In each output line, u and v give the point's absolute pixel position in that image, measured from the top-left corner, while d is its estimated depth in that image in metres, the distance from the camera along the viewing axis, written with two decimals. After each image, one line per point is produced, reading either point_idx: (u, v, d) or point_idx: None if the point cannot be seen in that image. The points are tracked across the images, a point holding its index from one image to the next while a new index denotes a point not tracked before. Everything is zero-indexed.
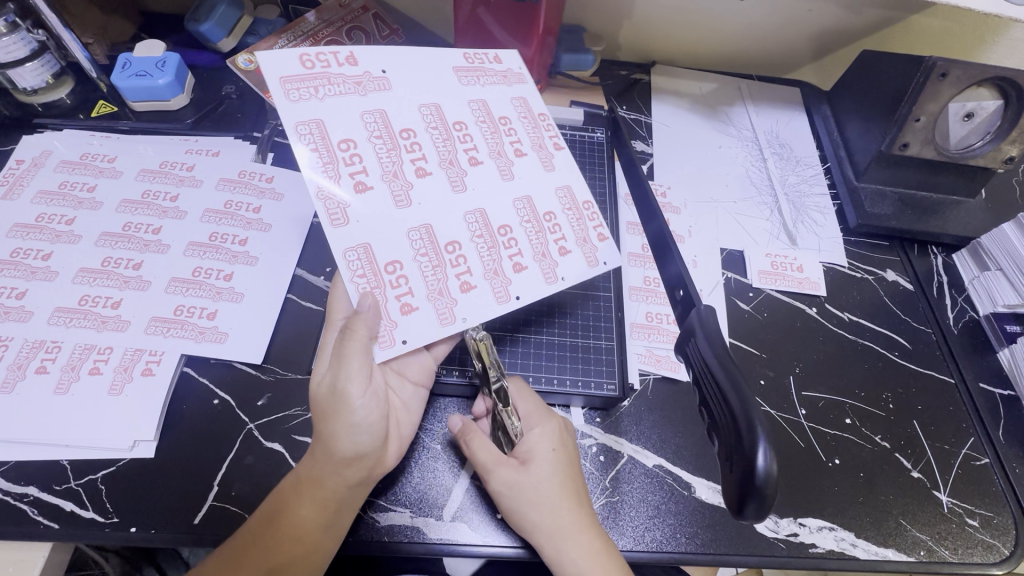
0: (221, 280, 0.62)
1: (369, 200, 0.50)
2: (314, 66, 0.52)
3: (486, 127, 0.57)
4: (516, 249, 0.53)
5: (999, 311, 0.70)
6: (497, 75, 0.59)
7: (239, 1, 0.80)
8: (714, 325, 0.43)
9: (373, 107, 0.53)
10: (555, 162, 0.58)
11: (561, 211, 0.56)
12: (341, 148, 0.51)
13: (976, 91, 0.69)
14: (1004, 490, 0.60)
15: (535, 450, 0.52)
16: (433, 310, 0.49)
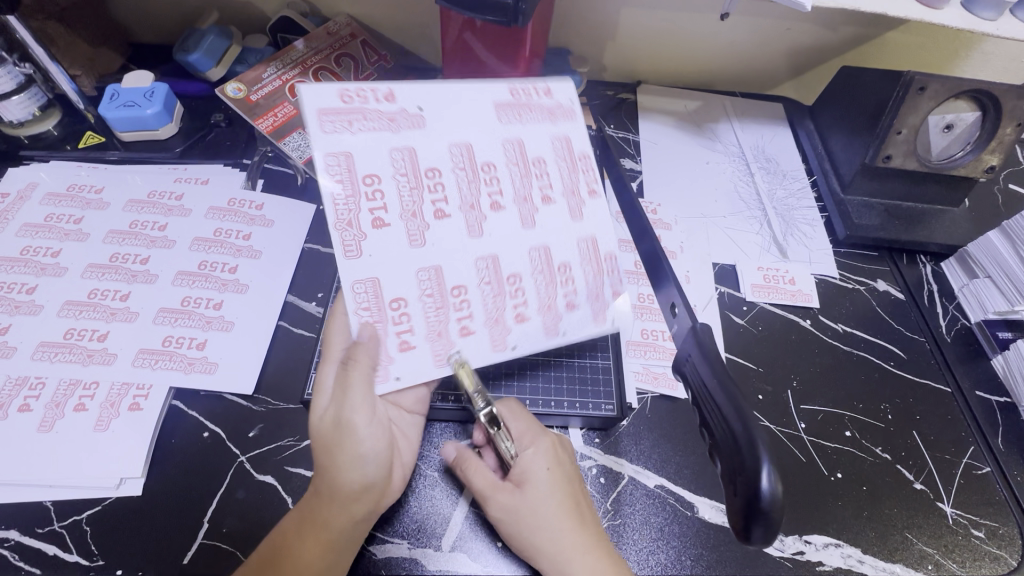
0: (211, 309, 0.61)
1: (384, 236, 0.50)
2: (352, 101, 0.51)
3: (518, 169, 0.55)
4: (521, 299, 0.53)
5: (990, 318, 0.71)
6: (544, 112, 0.57)
7: (228, 31, 0.81)
8: (711, 344, 0.43)
9: (402, 145, 0.51)
10: (585, 211, 0.56)
11: (578, 263, 0.55)
12: (369, 185, 0.50)
13: (954, 103, 0.72)
14: (1008, 499, 0.60)
15: (530, 472, 0.51)
16: (431, 351, 0.50)
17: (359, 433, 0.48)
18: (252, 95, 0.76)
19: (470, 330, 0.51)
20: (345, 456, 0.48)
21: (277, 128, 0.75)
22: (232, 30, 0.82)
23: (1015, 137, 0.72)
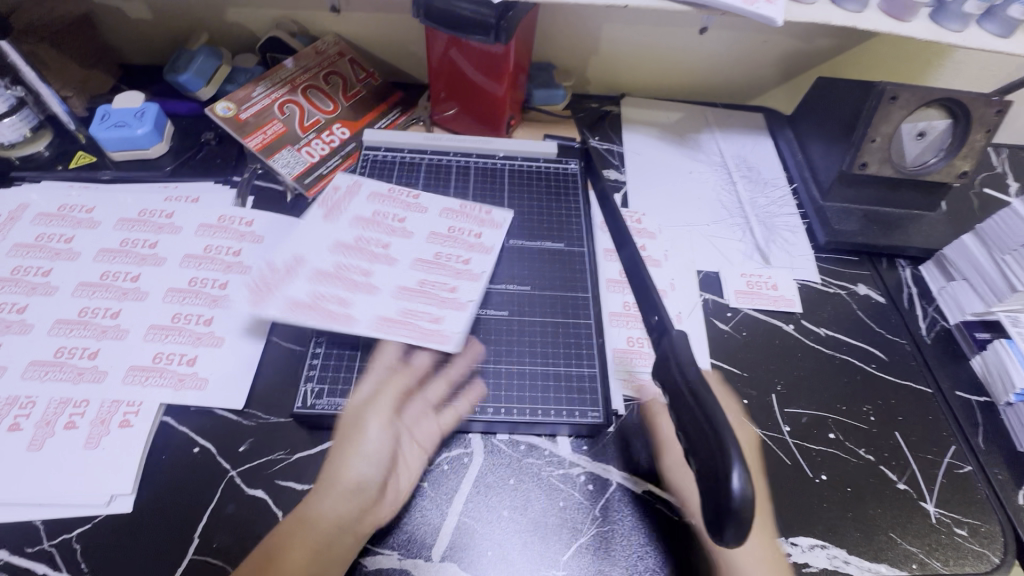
0: (201, 325, 0.62)
1: (359, 304, 0.62)
2: (258, 278, 0.64)
3: (376, 225, 0.70)
4: (456, 254, 0.68)
5: (968, 319, 0.72)
6: (346, 191, 0.72)
7: (217, 52, 0.83)
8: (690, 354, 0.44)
9: (273, 265, 0.64)
10: (424, 202, 0.73)
11: (454, 221, 0.72)
12: (317, 295, 0.62)
13: (925, 112, 0.75)
14: (990, 497, 0.61)
15: (739, 431, 0.59)
16: (453, 310, 0.63)
17: (366, 435, 0.56)
18: (241, 114, 0.77)
19: (456, 288, 0.65)
20: (349, 454, 0.55)
21: (267, 145, 0.76)
22: (222, 51, 0.84)
23: (984, 143, 0.74)
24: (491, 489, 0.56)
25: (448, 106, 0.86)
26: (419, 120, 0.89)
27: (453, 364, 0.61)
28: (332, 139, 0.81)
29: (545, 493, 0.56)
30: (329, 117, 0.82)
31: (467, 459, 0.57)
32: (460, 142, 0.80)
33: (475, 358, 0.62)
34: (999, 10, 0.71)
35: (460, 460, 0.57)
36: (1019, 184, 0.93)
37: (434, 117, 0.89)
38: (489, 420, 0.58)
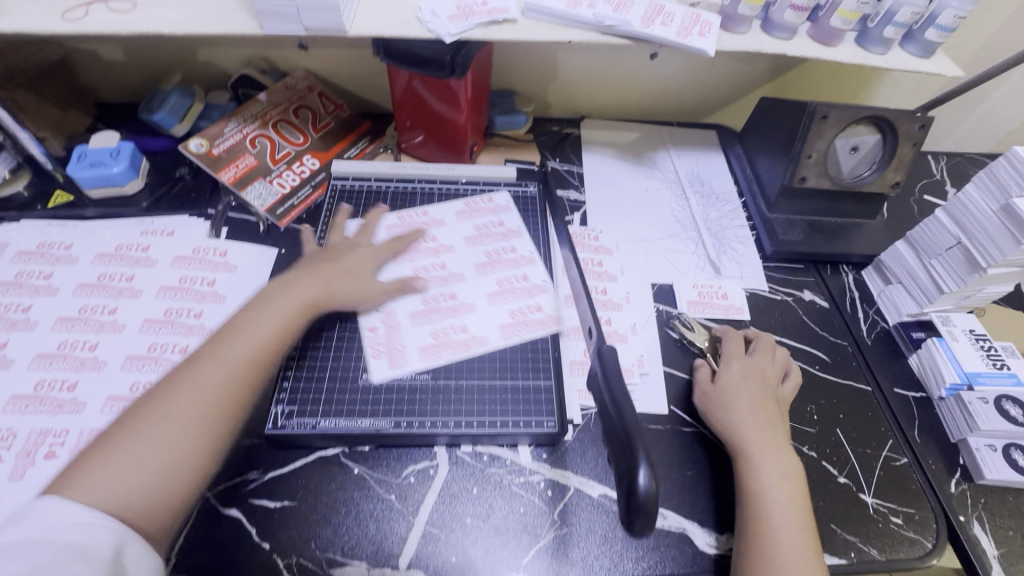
0: (177, 353, 0.65)
1: (478, 324, 0.69)
2: (378, 346, 0.66)
3: (433, 253, 0.76)
4: (509, 249, 0.77)
5: (905, 320, 0.77)
6: (487, 212, 0.81)
7: (191, 90, 0.87)
8: (613, 362, 0.48)
9: (388, 318, 0.68)
10: (498, 205, 0.83)
11: (484, 221, 0.80)
12: (436, 333, 0.67)
13: (856, 129, 0.80)
14: (924, 486, 0.65)
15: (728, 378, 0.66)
16: (542, 292, 0.73)
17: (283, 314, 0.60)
18: (214, 149, 0.81)
19: (526, 274, 0.74)
20: (255, 322, 0.59)
21: (239, 178, 0.80)
22: (195, 89, 0.88)
23: (913, 155, 0.80)
24: (455, 499, 0.59)
25: (413, 134, 0.90)
26: (387, 147, 0.93)
27: (416, 383, 0.64)
28: (303, 170, 0.85)
29: (506, 500, 0.59)
30: (300, 149, 0.86)
31: (432, 471, 0.61)
32: (424, 168, 0.85)
33: (436, 376, 0.65)
34: (918, 33, 0.77)
35: (426, 472, 0.61)
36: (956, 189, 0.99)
37: (401, 145, 0.93)
38: (453, 434, 0.61)
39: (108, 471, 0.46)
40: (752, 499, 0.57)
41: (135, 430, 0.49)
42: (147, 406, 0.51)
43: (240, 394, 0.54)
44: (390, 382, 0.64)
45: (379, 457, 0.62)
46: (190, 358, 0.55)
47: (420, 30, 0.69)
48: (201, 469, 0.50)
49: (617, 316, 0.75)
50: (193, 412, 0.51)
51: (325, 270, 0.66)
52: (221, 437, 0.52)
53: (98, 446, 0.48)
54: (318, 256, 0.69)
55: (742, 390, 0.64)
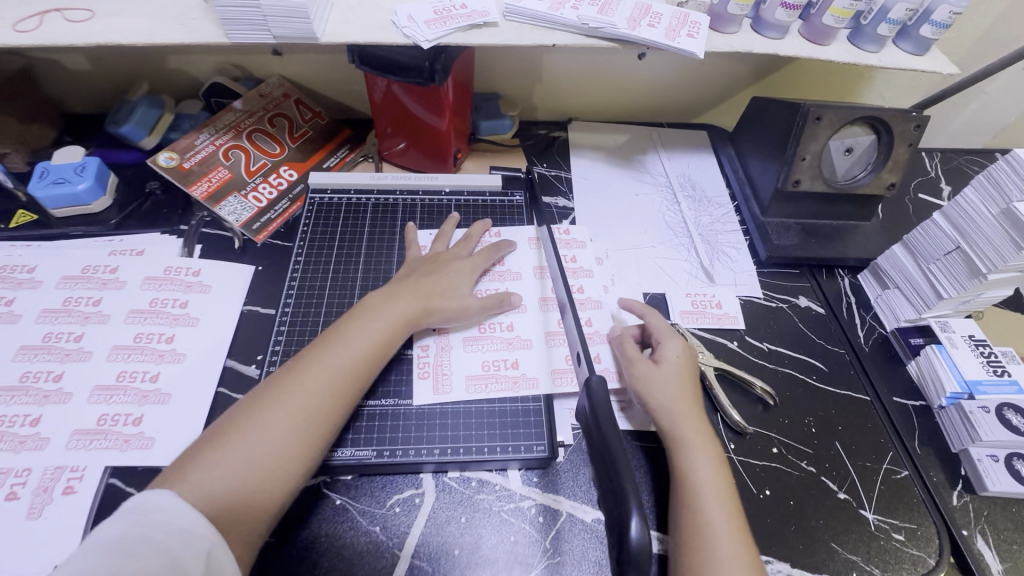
0: (147, 382, 0.62)
1: (529, 359, 0.67)
2: (426, 367, 0.65)
3: (498, 277, 0.75)
4: (584, 274, 0.78)
5: (903, 325, 0.75)
6: (565, 241, 0.81)
7: (160, 101, 0.83)
8: (605, 401, 0.46)
9: (438, 344, 0.67)
10: (580, 235, 0.82)
11: (569, 250, 0.80)
12: (487, 363, 0.66)
13: (850, 129, 0.78)
14: (926, 500, 0.63)
15: (666, 354, 0.64)
16: (594, 310, 0.74)
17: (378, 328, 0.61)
18: (185, 163, 0.77)
19: (583, 287, 0.76)
20: (345, 335, 0.60)
21: (212, 193, 0.77)
22: (163, 100, 0.84)
23: (908, 156, 0.78)
24: (442, 529, 0.56)
25: (394, 140, 0.87)
26: (368, 157, 0.89)
27: (401, 409, 0.62)
28: (280, 181, 0.82)
29: (495, 529, 0.57)
30: (276, 159, 0.83)
31: (418, 500, 0.58)
32: (405, 179, 0.82)
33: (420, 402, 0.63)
34: (911, 30, 0.75)
35: (411, 501, 0.58)
36: (951, 186, 0.97)
37: (382, 152, 0.89)
38: (438, 461, 0.59)
39: (223, 462, 0.49)
40: (685, 486, 0.55)
41: (245, 426, 0.52)
42: (258, 403, 0.54)
43: (337, 406, 0.56)
44: (438, 407, 0.63)
45: (361, 487, 0.59)
46: (297, 361, 0.58)
47: (397, 36, 0.65)
48: (300, 471, 0.52)
49: (606, 324, 0.73)
50: (298, 417, 0.53)
51: (423, 284, 0.67)
52: (319, 444, 0.54)
53: (215, 436, 0.51)
54: (416, 270, 0.69)
55: (679, 368, 0.63)
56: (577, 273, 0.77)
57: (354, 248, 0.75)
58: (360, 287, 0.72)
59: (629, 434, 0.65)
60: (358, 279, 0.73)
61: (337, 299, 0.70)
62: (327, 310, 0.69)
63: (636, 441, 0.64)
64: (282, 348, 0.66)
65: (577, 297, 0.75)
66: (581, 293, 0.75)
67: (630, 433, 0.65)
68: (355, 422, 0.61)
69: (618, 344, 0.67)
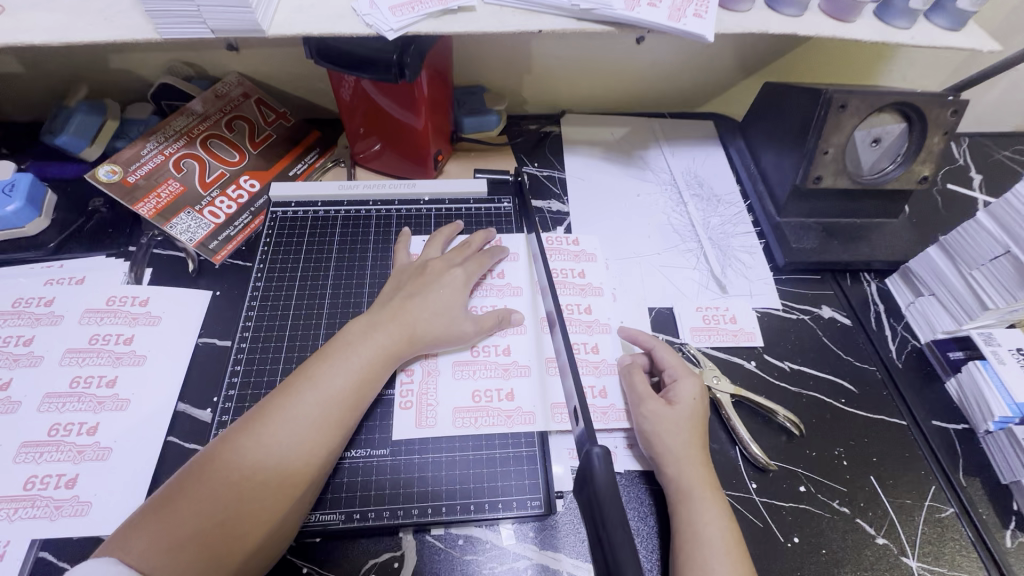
0: (84, 435, 0.54)
1: (524, 391, 0.59)
2: (409, 396, 0.58)
3: (495, 289, 0.66)
4: (589, 287, 0.70)
5: (940, 338, 0.67)
6: (570, 255, 0.72)
7: (101, 107, 0.74)
8: (609, 483, 0.38)
9: (423, 368, 0.59)
10: (584, 245, 0.74)
11: (573, 263, 0.72)
12: (478, 393, 0.58)
13: (878, 118, 0.69)
14: (975, 542, 0.56)
15: (680, 394, 0.57)
16: (599, 333, 0.66)
17: (356, 366, 0.53)
18: (129, 177, 0.68)
19: (591, 306, 0.68)
20: (318, 375, 0.51)
21: (162, 210, 0.68)
22: (107, 105, 0.75)
23: (942, 146, 0.69)
24: None
25: (368, 142, 0.77)
26: (339, 161, 0.81)
27: (374, 462, 0.54)
28: (239, 193, 0.73)
29: None
30: (235, 169, 0.74)
31: (397, 565, 0.50)
32: (379, 188, 0.74)
33: (398, 450, 0.55)
34: (947, 3, 0.66)
35: (388, 567, 0.50)
36: (983, 176, 0.88)
37: (355, 156, 0.80)
38: (416, 522, 0.51)
39: (167, 535, 0.41)
40: (688, 543, 0.48)
41: (195, 490, 0.44)
42: (211, 461, 0.45)
43: (310, 463, 0.47)
44: (418, 450, 0.55)
45: (331, 551, 0.51)
46: (258, 407, 0.49)
47: (356, 26, 0.56)
48: (262, 542, 0.44)
49: (610, 345, 0.65)
50: (260, 477, 0.45)
51: (409, 306, 0.58)
52: (285, 509, 0.45)
53: (159, 502, 0.43)
54: (402, 287, 0.61)
55: (694, 413, 0.56)
56: (585, 291, 0.69)
57: (321, 268, 0.67)
58: (327, 313, 0.64)
59: (640, 476, 0.57)
60: (325, 303, 0.64)
61: (302, 328, 0.62)
62: (290, 342, 0.61)
63: (647, 483, 0.56)
64: (238, 390, 0.58)
65: (582, 318, 0.67)
66: (588, 314, 0.67)
67: (641, 474, 0.57)
68: (333, 480, 0.53)
69: (626, 375, 0.60)
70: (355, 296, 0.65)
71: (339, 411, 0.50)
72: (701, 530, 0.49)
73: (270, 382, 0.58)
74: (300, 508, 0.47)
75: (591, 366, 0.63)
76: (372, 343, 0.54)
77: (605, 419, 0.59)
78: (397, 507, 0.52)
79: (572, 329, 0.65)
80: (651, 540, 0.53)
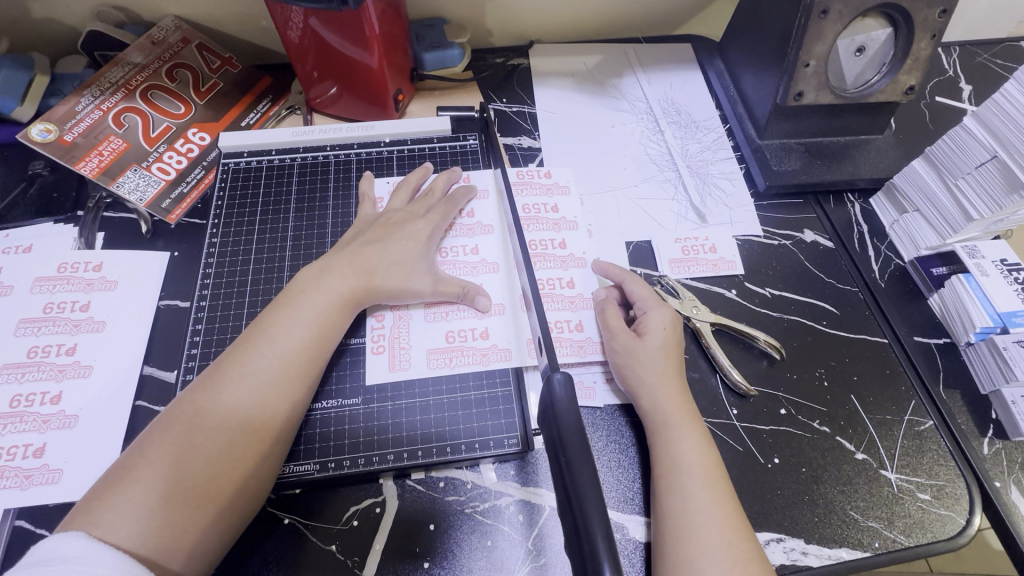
0: (48, 404, 0.53)
1: (498, 329, 0.57)
2: (381, 340, 0.56)
3: (463, 229, 0.64)
4: (562, 220, 0.67)
5: (923, 254, 0.66)
6: (543, 189, 0.70)
7: (28, 61, 0.68)
8: (571, 410, 0.39)
9: (391, 313, 0.57)
10: (556, 179, 0.70)
11: (545, 198, 0.69)
12: (452, 334, 0.57)
13: (862, 24, 0.65)
14: (953, 452, 0.56)
15: (651, 326, 0.55)
16: (575, 266, 0.64)
17: (314, 313, 0.51)
18: (66, 135, 0.64)
19: (565, 240, 0.66)
20: (274, 328, 0.49)
21: (106, 168, 0.64)
22: (34, 59, 0.69)
23: (930, 51, 0.65)
24: (408, 536, 0.49)
25: (324, 86, 0.72)
26: (294, 108, 0.75)
27: (346, 412, 0.53)
28: (189, 147, 0.69)
29: (468, 535, 0.49)
30: (181, 121, 0.69)
31: (378, 510, 0.50)
32: (335, 131, 0.69)
33: (370, 399, 0.54)
34: None
35: (371, 513, 0.50)
36: (973, 86, 0.84)
37: (311, 102, 0.75)
38: (393, 468, 0.51)
39: (132, 504, 0.40)
40: (667, 470, 0.48)
41: (157, 456, 0.42)
42: (170, 426, 0.44)
43: (274, 416, 0.46)
44: (392, 397, 0.54)
45: (312, 501, 0.50)
46: (214, 368, 0.47)
47: None
48: (239, 497, 0.44)
49: (585, 279, 0.63)
50: (224, 436, 0.44)
51: (369, 252, 0.55)
52: (257, 464, 0.45)
53: (123, 468, 0.42)
54: (365, 235, 0.58)
55: (666, 343, 0.55)
56: (558, 225, 0.67)
57: (279, 220, 0.64)
58: (289, 265, 0.61)
59: (620, 410, 0.56)
60: (287, 255, 0.62)
61: (263, 281, 0.60)
62: (253, 298, 0.59)
63: (627, 416, 0.56)
64: (201, 349, 0.56)
65: (556, 254, 0.64)
66: (563, 249, 0.65)
67: (620, 409, 0.56)
68: (306, 432, 0.52)
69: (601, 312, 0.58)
70: (316, 247, 0.62)
71: (300, 363, 0.48)
72: (680, 457, 0.48)
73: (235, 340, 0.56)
74: (273, 461, 0.46)
75: (567, 301, 0.61)
76: (327, 293, 0.52)
77: (582, 352, 0.58)
78: (373, 455, 0.51)
79: (545, 266, 0.63)
80: (632, 469, 0.53)
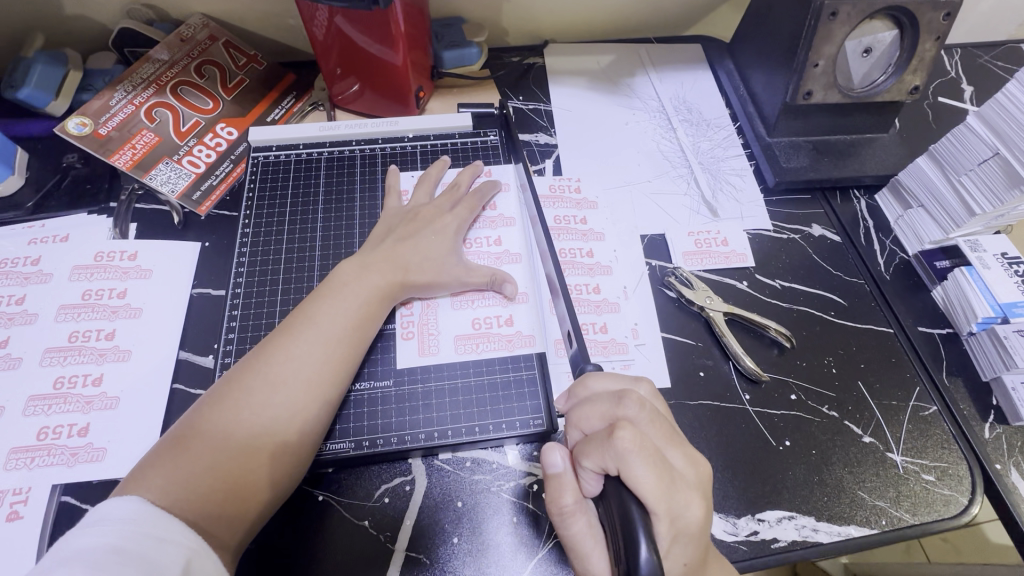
0: (90, 386, 0.55)
1: (524, 316, 0.60)
2: (410, 327, 0.58)
3: (485, 222, 0.66)
4: (584, 224, 0.69)
5: (927, 248, 0.68)
6: (565, 185, 0.72)
7: (61, 56, 0.71)
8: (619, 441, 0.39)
9: (417, 301, 0.60)
10: (579, 186, 0.72)
11: (569, 196, 0.71)
12: (477, 321, 0.59)
13: (870, 26, 0.67)
14: (955, 435, 0.59)
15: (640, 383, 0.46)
16: (599, 271, 0.66)
17: (349, 300, 0.53)
18: (101, 129, 0.66)
19: (592, 250, 0.67)
20: (315, 314, 0.52)
21: (139, 161, 0.66)
22: (67, 55, 0.72)
23: (934, 53, 0.68)
24: (438, 511, 0.51)
25: (347, 83, 0.74)
26: (318, 104, 0.78)
27: (379, 393, 0.55)
28: (218, 141, 0.71)
29: (494, 511, 0.52)
30: (210, 116, 0.72)
31: (408, 488, 0.52)
32: (361, 127, 0.72)
33: (402, 381, 0.56)
34: None
35: (400, 490, 0.52)
36: (974, 87, 0.86)
37: (334, 98, 0.77)
38: (424, 447, 0.53)
39: (182, 470, 0.43)
40: None
41: (205, 429, 0.45)
42: (218, 402, 0.46)
43: (317, 396, 0.48)
44: (423, 380, 0.56)
45: (344, 479, 0.53)
46: (260, 351, 0.50)
47: None
48: (279, 471, 0.46)
49: (610, 285, 0.65)
50: (267, 415, 0.46)
51: (398, 243, 0.58)
52: (298, 440, 0.47)
53: (173, 441, 0.45)
54: (391, 233, 0.60)
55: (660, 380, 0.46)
56: (586, 236, 0.68)
57: (308, 214, 0.66)
58: (320, 256, 0.63)
59: None
60: (317, 247, 0.64)
61: (295, 271, 0.62)
62: (285, 286, 0.61)
63: None
64: (237, 334, 0.58)
65: (584, 262, 0.66)
66: (589, 258, 0.67)
67: None
68: (342, 411, 0.54)
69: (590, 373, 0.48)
70: (345, 239, 0.65)
71: (339, 346, 0.51)
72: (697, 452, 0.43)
73: (270, 325, 0.59)
74: (312, 439, 0.48)
75: (592, 305, 0.63)
76: (362, 283, 0.54)
77: (605, 352, 0.61)
78: (405, 435, 0.54)
79: (571, 272, 0.65)
80: None
